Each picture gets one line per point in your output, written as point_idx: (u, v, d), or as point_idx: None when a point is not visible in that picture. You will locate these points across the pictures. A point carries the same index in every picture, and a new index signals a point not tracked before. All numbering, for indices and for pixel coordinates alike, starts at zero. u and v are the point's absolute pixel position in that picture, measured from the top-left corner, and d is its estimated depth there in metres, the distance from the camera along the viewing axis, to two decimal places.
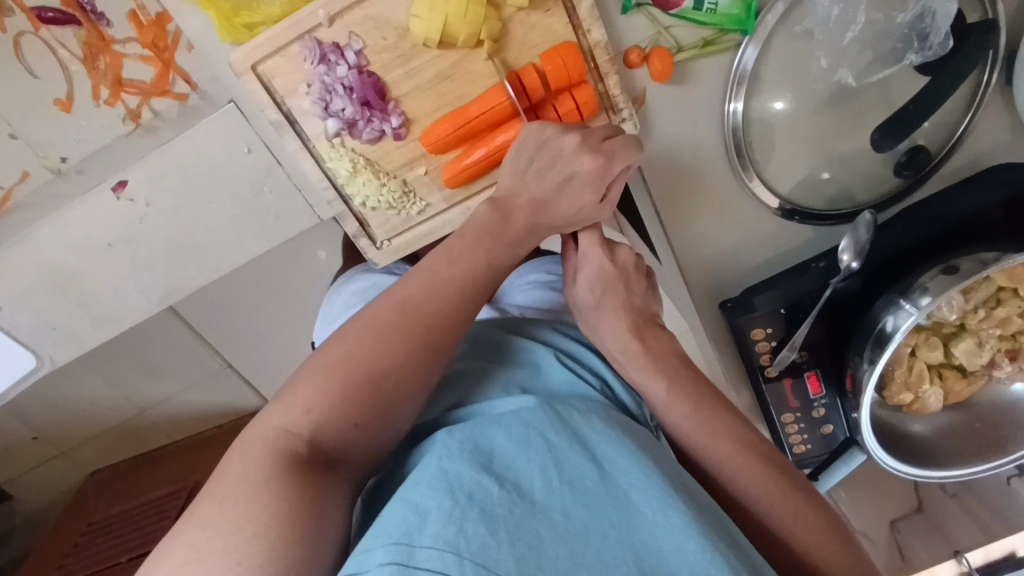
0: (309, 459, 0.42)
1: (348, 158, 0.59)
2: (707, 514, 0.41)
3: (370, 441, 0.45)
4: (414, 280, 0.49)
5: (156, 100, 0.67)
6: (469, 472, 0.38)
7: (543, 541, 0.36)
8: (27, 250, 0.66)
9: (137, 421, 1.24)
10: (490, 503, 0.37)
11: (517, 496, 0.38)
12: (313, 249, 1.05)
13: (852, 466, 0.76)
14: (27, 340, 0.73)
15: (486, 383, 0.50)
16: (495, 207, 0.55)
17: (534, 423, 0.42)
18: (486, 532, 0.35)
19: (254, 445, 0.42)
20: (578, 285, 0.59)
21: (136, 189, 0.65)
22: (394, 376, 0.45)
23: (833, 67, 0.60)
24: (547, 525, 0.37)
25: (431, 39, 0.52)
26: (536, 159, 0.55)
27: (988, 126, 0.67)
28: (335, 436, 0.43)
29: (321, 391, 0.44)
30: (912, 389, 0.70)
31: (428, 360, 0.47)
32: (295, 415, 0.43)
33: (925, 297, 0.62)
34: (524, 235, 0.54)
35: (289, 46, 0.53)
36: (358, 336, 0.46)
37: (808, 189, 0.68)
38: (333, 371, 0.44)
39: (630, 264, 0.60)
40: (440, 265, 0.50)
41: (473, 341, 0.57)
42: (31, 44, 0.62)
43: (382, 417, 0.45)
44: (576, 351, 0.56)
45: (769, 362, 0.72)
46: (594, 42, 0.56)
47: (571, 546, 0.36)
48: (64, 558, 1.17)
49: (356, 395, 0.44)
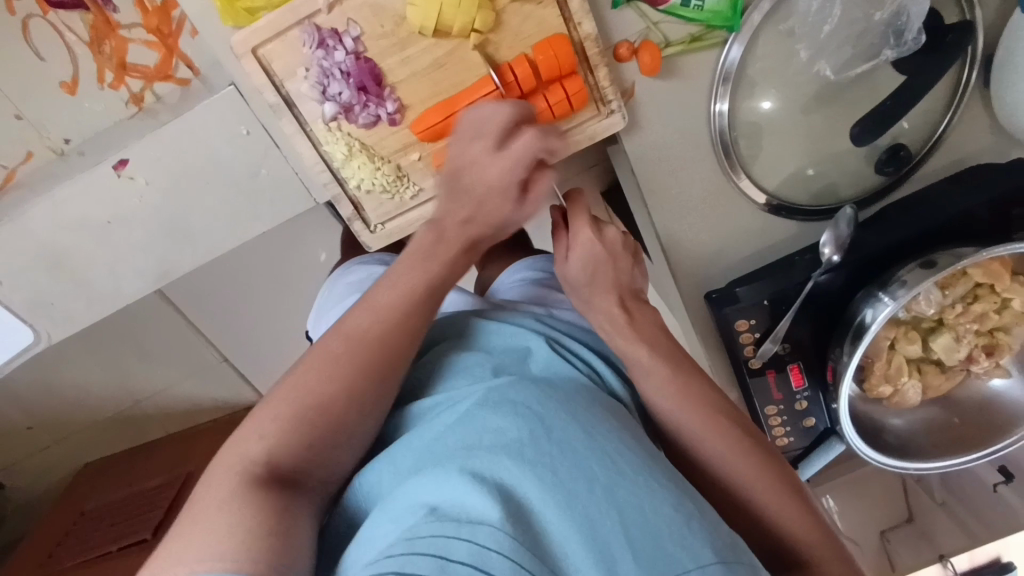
0: (263, 478, 0.43)
1: (344, 142, 0.61)
2: (685, 485, 0.43)
3: (325, 461, 0.46)
4: (360, 308, 0.50)
5: (158, 84, 0.69)
6: (464, 450, 0.41)
7: (533, 499, 0.39)
8: (27, 225, 0.67)
9: (133, 411, 1.25)
10: (483, 470, 0.40)
11: (510, 460, 0.40)
12: (313, 250, 1.09)
13: (830, 456, 0.78)
14: (25, 316, 0.75)
15: (470, 368, 0.52)
16: (428, 226, 0.51)
17: (523, 394, 0.44)
18: (480, 495, 0.38)
19: (213, 471, 0.43)
20: (570, 261, 0.60)
21: (135, 168, 0.66)
22: (343, 401, 0.46)
23: (813, 59, 0.62)
24: (537, 482, 0.40)
25: (425, 26, 0.54)
26: (464, 167, 0.50)
27: (967, 126, 0.69)
28: (290, 458, 0.44)
29: (274, 419, 0.45)
30: (891, 381, 0.72)
31: (378, 382, 0.48)
32: (250, 441, 0.44)
33: (902, 289, 0.64)
34: (459, 253, 0.52)
35: (289, 31, 0.55)
36: (308, 368, 0.47)
37: (794, 185, 0.69)
38: (287, 401, 0.46)
39: (619, 244, 0.61)
40: (381, 292, 0.50)
41: (452, 328, 0.58)
42: (38, 26, 0.65)
43: (341, 436, 0.46)
44: (568, 341, 0.56)
45: (752, 354, 0.73)
46: (584, 35, 0.58)
47: (560, 503, 0.39)
48: (54, 547, 1.17)
49: (307, 421, 0.45)
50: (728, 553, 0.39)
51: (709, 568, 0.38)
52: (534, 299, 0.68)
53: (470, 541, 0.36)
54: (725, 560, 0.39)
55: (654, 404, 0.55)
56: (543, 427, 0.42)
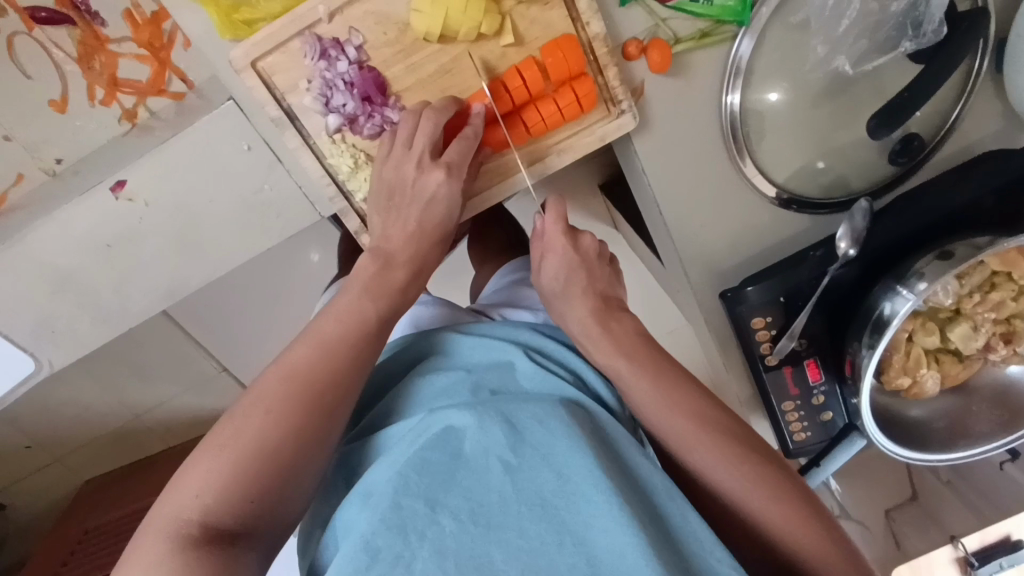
0: (207, 543, 0.44)
1: (349, 154, 0.59)
2: (663, 519, 0.43)
3: (269, 514, 0.47)
4: (304, 345, 0.52)
5: (152, 100, 0.68)
6: (425, 508, 0.41)
7: (495, 564, 0.39)
8: (26, 251, 0.67)
9: (133, 426, 1.23)
10: (443, 537, 0.40)
11: (471, 525, 0.41)
12: (308, 261, 1.07)
13: (853, 452, 0.75)
14: (27, 344, 0.74)
15: (461, 386, 0.51)
16: (374, 255, 0.57)
17: (493, 438, 0.44)
18: (436, 566, 0.39)
19: (153, 532, 0.44)
20: (544, 270, 0.60)
21: (134, 189, 0.65)
22: (286, 454, 0.47)
23: (831, 55, 0.61)
24: (500, 546, 0.40)
25: (431, 32, 0.53)
26: (399, 184, 0.56)
27: (978, 113, 0.68)
28: (228, 518, 0.45)
29: (210, 476, 0.46)
30: (910, 373, 0.71)
31: (320, 429, 0.49)
32: (186, 501, 0.45)
33: (921, 282, 0.63)
34: (397, 284, 0.56)
35: (289, 43, 0.53)
36: (246, 417, 0.48)
37: (805, 178, 0.68)
38: (224, 454, 0.46)
39: (593, 254, 0.61)
40: (324, 330, 0.53)
41: (438, 343, 0.58)
42: (25, 44, 0.63)
43: (284, 486, 0.47)
44: (548, 348, 0.57)
45: (768, 351, 0.72)
46: (593, 35, 0.57)
47: (523, 565, 0.39)
48: (61, 565, 1.12)
49: (246, 477, 0.46)
50: None
51: None
52: (499, 300, 0.72)
53: None
54: None
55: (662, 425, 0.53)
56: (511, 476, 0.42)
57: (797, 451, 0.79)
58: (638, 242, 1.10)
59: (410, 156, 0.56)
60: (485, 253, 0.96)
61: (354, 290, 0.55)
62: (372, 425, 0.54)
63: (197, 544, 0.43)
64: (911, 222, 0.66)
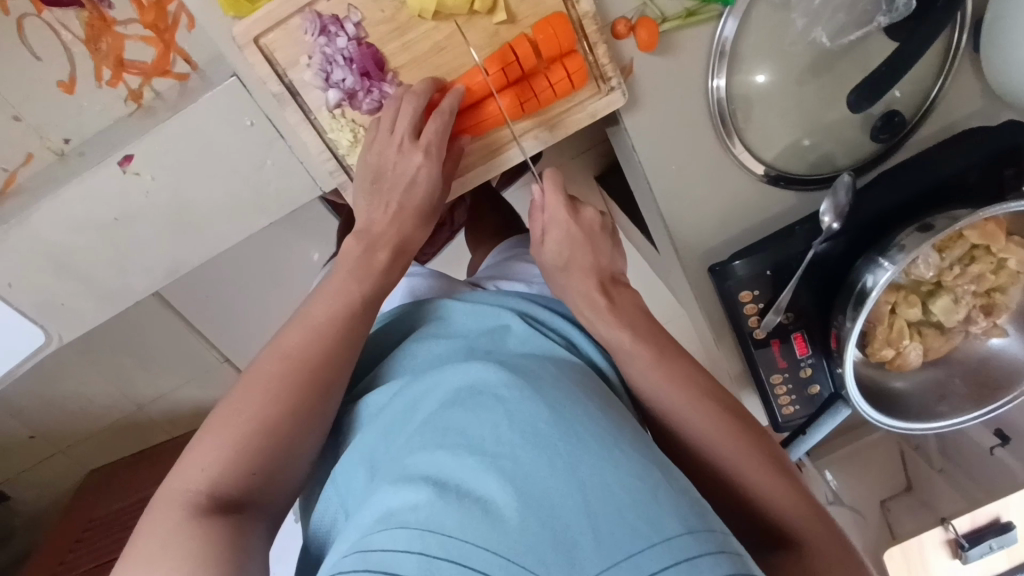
0: (210, 504, 0.45)
1: (349, 129, 0.62)
2: (664, 463, 0.44)
3: (268, 481, 0.49)
4: (296, 331, 0.54)
5: (157, 81, 0.70)
6: (426, 453, 0.44)
7: (493, 494, 0.41)
8: (32, 229, 0.69)
9: (136, 416, 1.25)
10: (442, 474, 0.42)
11: (469, 458, 0.43)
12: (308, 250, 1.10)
13: (836, 423, 0.78)
14: (37, 318, 0.76)
15: (458, 349, 0.53)
16: (359, 238, 0.59)
17: (489, 388, 0.46)
18: (436, 497, 0.41)
19: (163, 503, 0.46)
20: (546, 247, 0.62)
21: (141, 164, 0.68)
22: (285, 424, 0.50)
23: (810, 27, 0.63)
24: (496, 475, 0.41)
25: (425, 9, 0.55)
26: (384, 167, 0.58)
27: (957, 91, 0.70)
28: (232, 487, 0.47)
29: (216, 452, 0.48)
30: (894, 345, 0.73)
31: (319, 394, 0.52)
32: (192, 475, 0.47)
33: (901, 253, 0.65)
34: (391, 260, 0.59)
35: (288, 20, 0.56)
36: (246, 394, 0.50)
37: (793, 156, 0.70)
38: (226, 424, 0.49)
39: (595, 225, 0.63)
40: (323, 297, 0.56)
41: (430, 311, 0.60)
42: (32, 26, 0.66)
43: (282, 454, 0.50)
44: (541, 315, 0.59)
45: (757, 325, 0.74)
46: (583, 13, 0.59)
47: (518, 490, 0.40)
48: (67, 553, 1.14)
49: (247, 447, 0.48)
50: (698, 523, 0.39)
51: (676, 538, 0.38)
52: (493, 274, 0.74)
53: (420, 553, 0.39)
54: (693, 530, 0.39)
55: (646, 389, 0.55)
56: (506, 415, 0.44)
57: (784, 425, 0.81)
58: (632, 230, 1.13)
59: (396, 134, 0.57)
60: (480, 238, 0.99)
61: (351, 260, 0.58)
62: (368, 385, 0.57)
63: (198, 499, 0.45)
64: (892, 194, 0.69)
